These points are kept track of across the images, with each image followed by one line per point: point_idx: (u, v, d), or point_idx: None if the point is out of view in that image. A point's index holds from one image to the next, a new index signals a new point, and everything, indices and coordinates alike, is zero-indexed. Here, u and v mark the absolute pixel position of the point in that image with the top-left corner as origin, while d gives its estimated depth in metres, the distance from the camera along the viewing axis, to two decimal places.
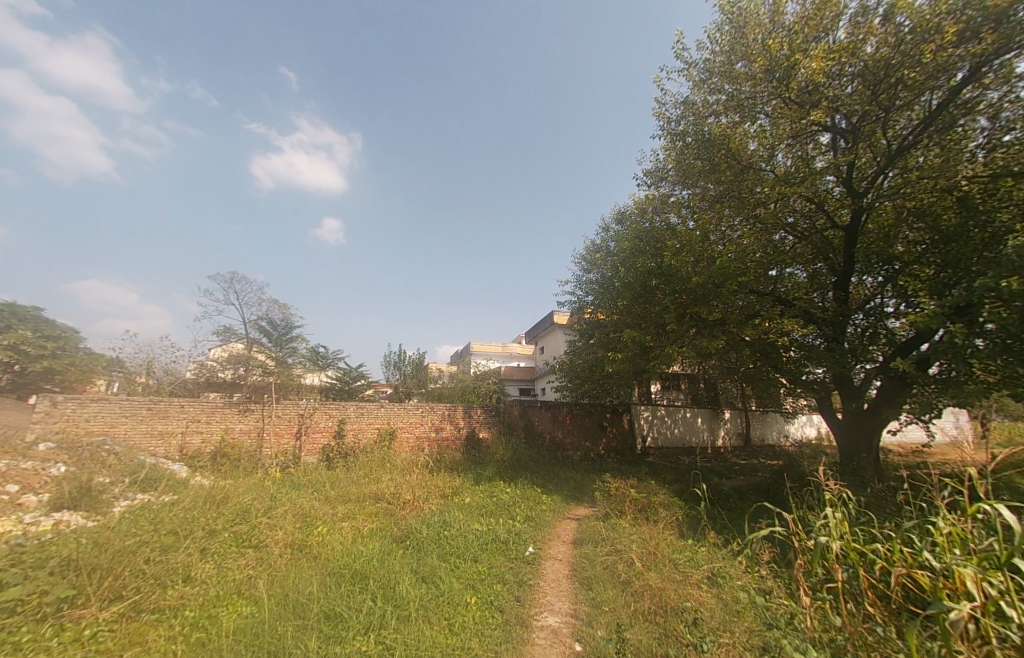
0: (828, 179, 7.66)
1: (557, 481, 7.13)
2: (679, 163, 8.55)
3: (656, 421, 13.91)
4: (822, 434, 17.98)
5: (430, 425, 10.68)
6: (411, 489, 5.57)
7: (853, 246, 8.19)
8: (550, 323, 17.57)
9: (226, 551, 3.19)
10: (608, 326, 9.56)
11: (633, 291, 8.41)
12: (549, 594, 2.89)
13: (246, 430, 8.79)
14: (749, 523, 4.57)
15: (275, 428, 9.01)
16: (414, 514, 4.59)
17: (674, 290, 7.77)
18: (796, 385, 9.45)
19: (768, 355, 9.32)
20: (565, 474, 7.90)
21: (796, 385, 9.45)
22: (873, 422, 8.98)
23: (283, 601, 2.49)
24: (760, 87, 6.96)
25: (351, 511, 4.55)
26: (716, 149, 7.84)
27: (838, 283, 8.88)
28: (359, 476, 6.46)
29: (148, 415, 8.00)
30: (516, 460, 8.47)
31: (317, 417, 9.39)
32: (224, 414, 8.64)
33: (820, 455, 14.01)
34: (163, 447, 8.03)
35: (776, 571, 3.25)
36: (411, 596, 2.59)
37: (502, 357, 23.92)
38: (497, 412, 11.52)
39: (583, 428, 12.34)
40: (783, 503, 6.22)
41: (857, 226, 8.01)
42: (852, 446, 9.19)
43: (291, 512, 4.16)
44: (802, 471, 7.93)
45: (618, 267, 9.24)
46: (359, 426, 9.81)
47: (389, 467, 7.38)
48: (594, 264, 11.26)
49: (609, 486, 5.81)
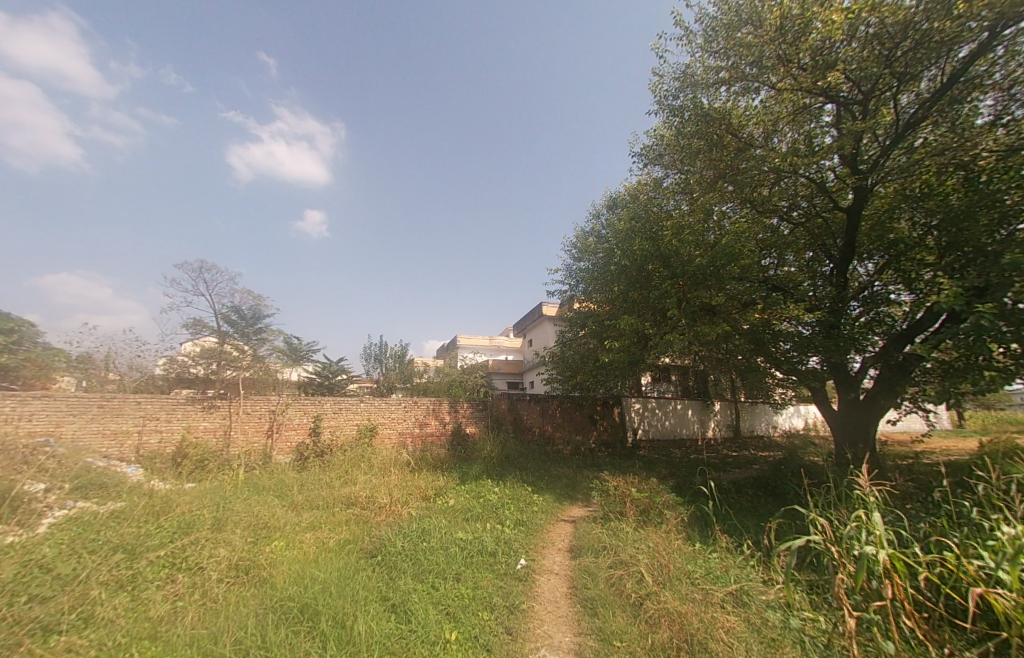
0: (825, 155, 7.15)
1: (548, 478, 6.67)
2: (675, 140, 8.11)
3: (647, 414, 13.59)
4: (810, 425, 17.96)
5: (414, 420, 10.12)
6: (388, 490, 5.04)
7: (853, 229, 7.87)
8: (538, 314, 17.10)
9: (151, 577, 2.63)
10: (601, 315, 9.11)
11: (628, 277, 7.97)
12: (546, 623, 2.41)
13: (211, 428, 8.12)
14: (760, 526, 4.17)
15: (244, 426, 8.35)
16: (390, 522, 4.05)
17: (672, 275, 7.34)
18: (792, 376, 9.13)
19: (765, 344, 9.06)
20: (557, 471, 7.46)
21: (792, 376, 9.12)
22: (870, 411, 8.69)
23: (205, 651, 1.95)
24: (763, 56, 6.53)
25: (316, 520, 4.00)
26: (716, 124, 7.46)
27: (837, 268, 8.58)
28: (332, 476, 5.90)
29: (99, 413, 7.27)
30: (505, 456, 7.99)
31: (290, 413, 8.75)
32: (186, 412, 7.95)
33: (809, 446, 13.87)
34: (117, 448, 7.32)
35: (806, 587, 2.82)
36: (373, 637, 2.08)
37: (490, 350, 23.41)
38: (484, 406, 11.02)
39: (573, 422, 11.94)
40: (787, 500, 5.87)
41: (860, 207, 7.67)
42: (849, 435, 8.89)
43: (244, 523, 3.60)
44: (800, 464, 7.65)
45: (611, 252, 8.78)
46: (336, 423, 9.20)
47: (368, 466, 6.82)
48: (585, 251, 10.79)
49: (605, 484, 5.37)
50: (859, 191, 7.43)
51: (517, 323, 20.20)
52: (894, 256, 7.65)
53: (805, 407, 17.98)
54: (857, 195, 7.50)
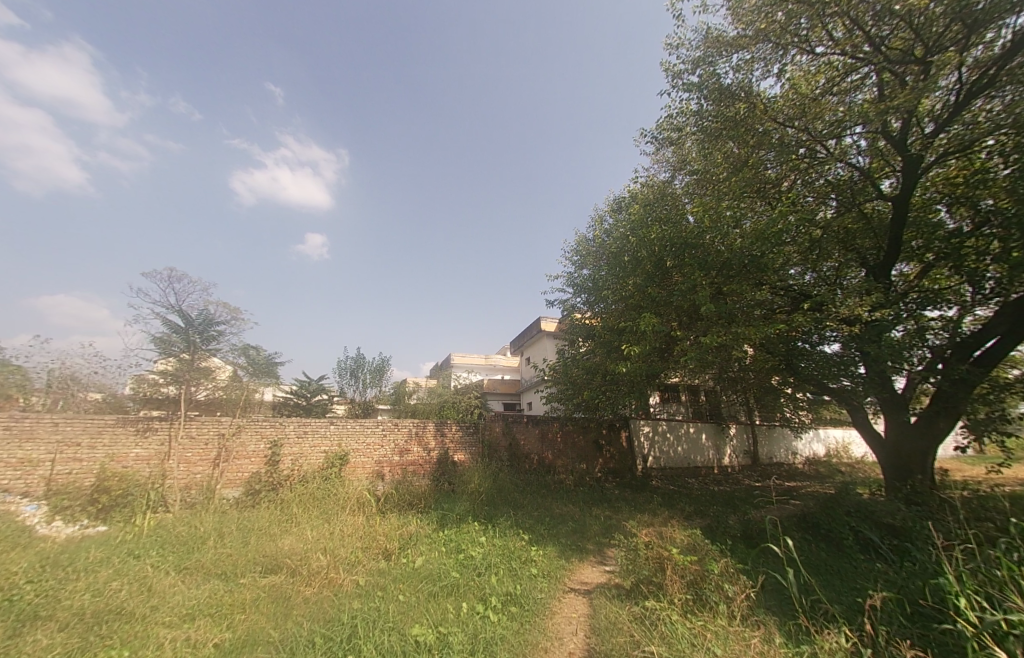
0: (853, 131, 6.29)
1: (549, 522, 5.31)
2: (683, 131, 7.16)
3: (658, 439, 12.21)
4: (831, 450, 16.52)
5: (394, 446, 8.75)
6: (332, 546, 3.70)
7: (900, 221, 6.72)
8: (537, 330, 15.90)
9: None
10: (608, 324, 7.95)
11: (644, 275, 6.81)
12: None
13: (145, 457, 6.77)
14: (869, 623, 2.84)
15: (188, 453, 7.03)
16: (319, 604, 2.76)
17: (695, 271, 6.22)
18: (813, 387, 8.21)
19: (795, 358, 7.91)
20: (560, 509, 6.12)
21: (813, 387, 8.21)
22: (927, 435, 7.35)
23: None
24: (798, 15, 5.64)
25: (204, 606, 2.69)
26: (737, 103, 6.58)
27: (879, 269, 7.33)
28: (268, 523, 4.55)
29: (3, 437, 5.95)
30: (497, 490, 6.64)
31: (244, 438, 7.41)
32: (116, 436, 6.62)
33: (838, 477, 12.44)
34: (22, 481, 5.97)
35: None
36: None
37: (486, 370, 22.30)
38: (475, 429, 9.68)
39: (576, 448, 10.59)
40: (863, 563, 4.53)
41: (909, 194, 6.51)
42: (901, 463, 7.51)
43: (72, 629, 2.29)
44: (856, 502, 6.31)
45: (618, 250, 7.65)
46: (300, 450, 7.84)
47: (324, 505, 5.49)
48: (587, 257, 9.72)
49: (627, 538, 4.06)
50: (908, 172, 6.36)
51: (513, 341, 19.02)
52: (948, 250, 6.60)
53: (824, 432, 16.55)
54: (907, 180, 6.43)
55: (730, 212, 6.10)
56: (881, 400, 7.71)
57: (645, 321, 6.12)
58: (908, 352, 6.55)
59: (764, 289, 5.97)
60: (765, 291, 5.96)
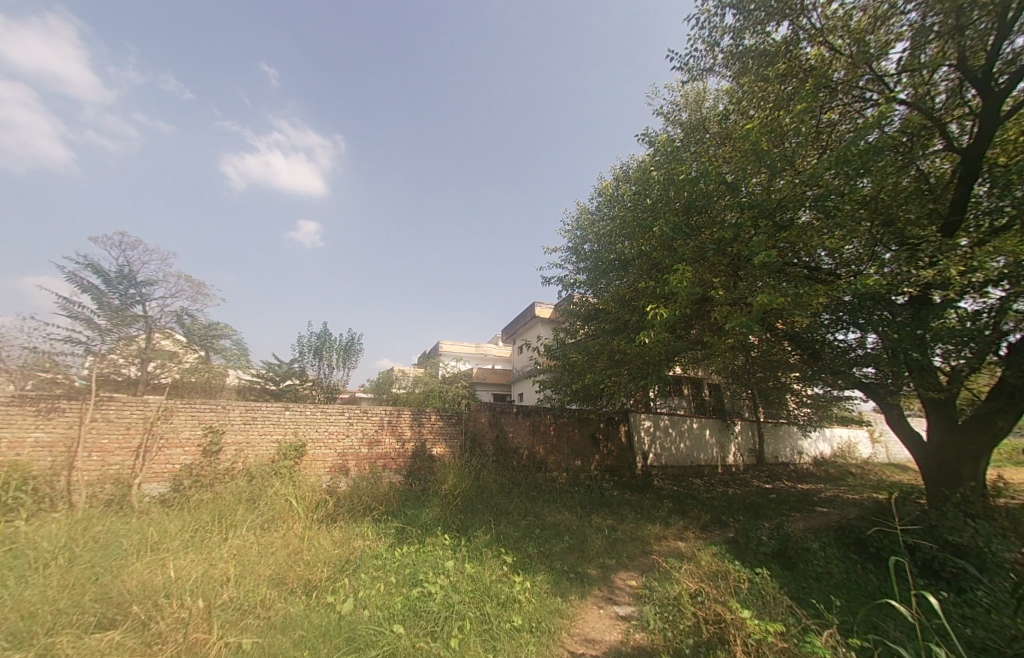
0: (918, 63, 5.19)
1: (540, 536, 4.18)
2: (709, 70, 6.00)
3: (659, 434, 11.16)
4: (837, 450, 15.63)
5: (362, 437, 7.57)
6: (218, 583, 2.56)
7: (971, 178, 5.41)
8: (531, 315, 14.78)
9: None
10: (613, 300, 6.81)
11: (661, 237, 5.67)
12: None
13: (46, 444, 5.51)
14: None
15: (104, 440, 5.80)
16: None
17: (724, 232, 5.10)
18: (836, 380, 7.21)
19: (810, 342, 7.07)
20: (554, 517, 5.01)
21: (836, 379, 7.21)
22: (977, 436, 6.32)
23: None
24: None
25: None
26: (779, 29, 5.44)
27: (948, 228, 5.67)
28: (156, 545, 3.35)
29: None
30: (478, 491, 5.50)
31: (177, 424, 6.20)
32: (9, 417, 5.35)
33: (851, 481, 11.49)
34: None
35: None
36: None
37: (477, 359, 21.32)
38: (458, 419, 8.51)
39: (570, 442, 9.51)
40: (962, 619, 3.42)
41: (989, 138, 5.20)
42: (947, 468, 6.48)
43: None
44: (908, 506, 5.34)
45: (626, 212, 6.52)
46: (246, 439, 6.64)
47: (255, 510, 4.33)
48: (590, 226, 8.54)
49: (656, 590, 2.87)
50: (984, 117, 5.19)
51: (505, 327, 17.79)
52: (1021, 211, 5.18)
53: (831, 432, 15.66)
54: (986, 122, 5.18)
55: (795, 124, 4.82)
56: (923, 396, 6.63)
57: (676, 277, 4.74)
58: (963, 338, 5.47)
59: (838, 235, 4.83)
60: (836, 239, 4.77)
